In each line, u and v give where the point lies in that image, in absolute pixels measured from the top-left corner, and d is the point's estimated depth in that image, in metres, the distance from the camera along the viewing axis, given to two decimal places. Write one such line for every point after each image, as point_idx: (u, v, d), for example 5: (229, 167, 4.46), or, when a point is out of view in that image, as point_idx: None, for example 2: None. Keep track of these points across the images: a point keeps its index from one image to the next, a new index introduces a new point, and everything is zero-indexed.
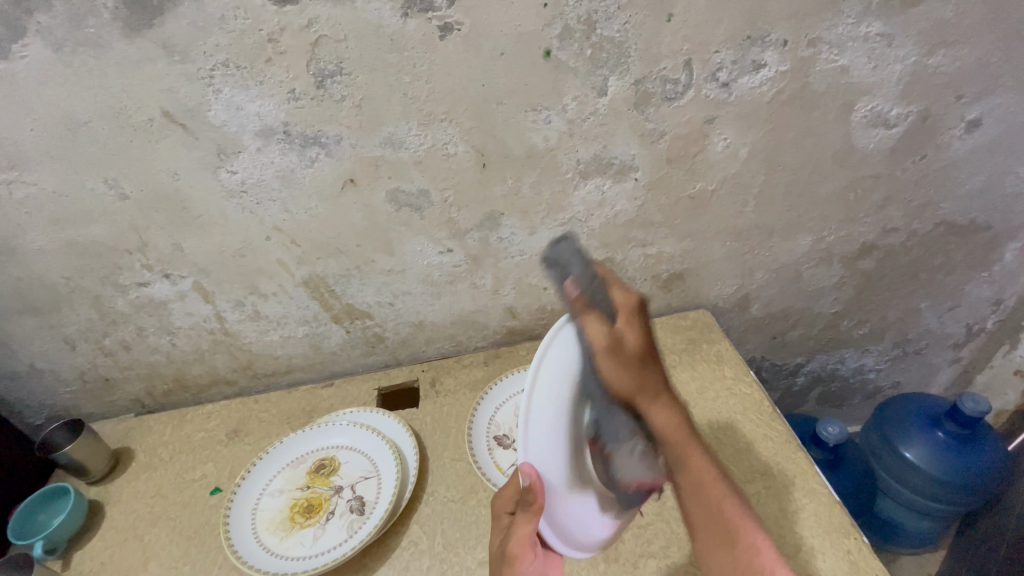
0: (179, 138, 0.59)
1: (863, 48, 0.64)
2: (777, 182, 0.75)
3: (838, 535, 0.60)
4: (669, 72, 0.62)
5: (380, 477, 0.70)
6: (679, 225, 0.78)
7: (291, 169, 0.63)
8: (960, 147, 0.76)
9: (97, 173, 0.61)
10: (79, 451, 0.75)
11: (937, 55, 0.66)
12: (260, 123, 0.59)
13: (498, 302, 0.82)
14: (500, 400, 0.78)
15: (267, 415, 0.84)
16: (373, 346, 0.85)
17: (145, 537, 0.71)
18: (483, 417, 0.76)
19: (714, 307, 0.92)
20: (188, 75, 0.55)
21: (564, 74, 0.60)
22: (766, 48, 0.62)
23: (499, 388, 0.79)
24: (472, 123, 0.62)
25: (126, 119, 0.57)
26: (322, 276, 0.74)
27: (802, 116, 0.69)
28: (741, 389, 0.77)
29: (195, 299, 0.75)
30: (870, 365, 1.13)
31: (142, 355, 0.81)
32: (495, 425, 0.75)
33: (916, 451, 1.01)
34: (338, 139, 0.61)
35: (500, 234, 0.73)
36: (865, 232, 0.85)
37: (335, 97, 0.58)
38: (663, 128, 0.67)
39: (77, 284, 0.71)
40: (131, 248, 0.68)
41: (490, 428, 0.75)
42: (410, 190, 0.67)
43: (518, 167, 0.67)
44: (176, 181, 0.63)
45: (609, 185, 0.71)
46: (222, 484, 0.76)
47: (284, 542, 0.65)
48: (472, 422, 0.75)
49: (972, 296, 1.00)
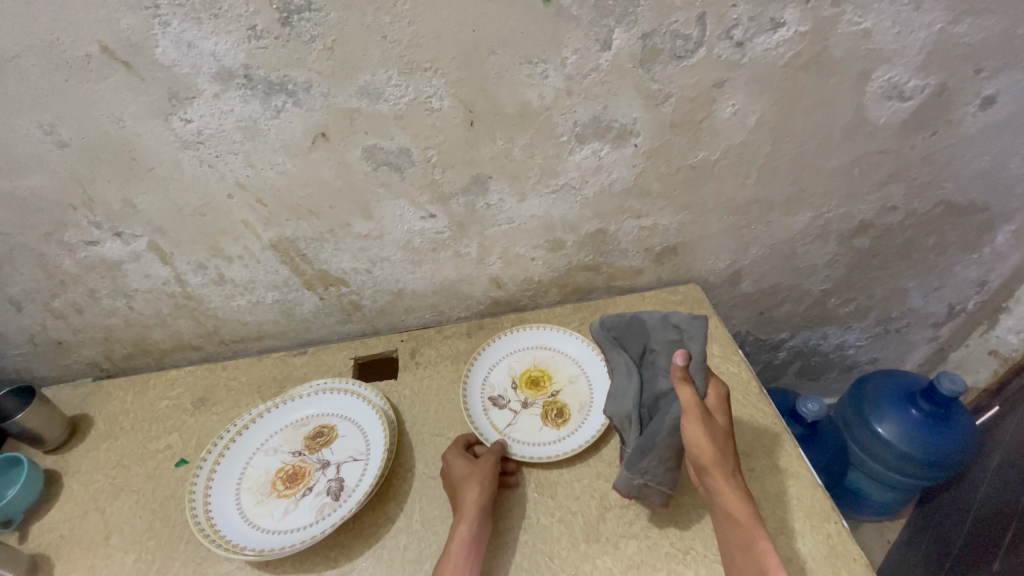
0: (123, 78, 0.52)
1: (890, 10, 0.58)
2: (783, 154, 0.71)
3: (819, 518, 0.60)
4: (679, 27, 0.56)
5: (368, 462, 0.66)
6: (677, 196, 0.73)
7: (254, 119, 0.56)
8: (972, 125, 0.72)
9: (28, 115, 0.53)
10: (31, 419, 0.70)
11: (963, 23, 0.61)
12: (216, 65, 0.52)
13: (483, 272, 0.78)
14: (492, 361, 0.77)
15: (236, 384, 0.80)
16: (349, 313, 0.81)
17: (107, 510, 0.67)
18: (474, 377, 0.74)
19: (704, 282, 0.89)
20: (129, 4, 0.47)
21: (564, 23, 0.54)
22: (788, 4, 0.56)
23: (491, 349, 0.78)
24: (460, 74, 0.56)
25: (58, 54, 0.49)
26: (293, 239, 0.69)
27: (817, 85, 0.64)
28: (729, 367, 0.75)
29: (152, 260, 0.68)
30: (852, 342, 1.13)
31: (97, 318, 0.75)
32: (488, 386, 0.74)
33: (889, 426, 1.03)
34: (307, 87, 0.54)
35: (488, 200, 0.68)
36: (863, 210, 0.82)
37: (303, 37, 0.51)
38: (669, 89, 0.61)
39: (16, 241, 0.64)
40: (76, 204, 0.61)
41: (484, 389, 0.74)
42: (389, 148, 0.61)
43: (509, 127, 0.61)
44: (122, 128, 0.55)
45: (606, 151, 0.66)
46: (188, 455, 0.72)
47: (257, 510, 0.63)
48: (466, 384, 0.73)
49: (959, 278, 0.99)
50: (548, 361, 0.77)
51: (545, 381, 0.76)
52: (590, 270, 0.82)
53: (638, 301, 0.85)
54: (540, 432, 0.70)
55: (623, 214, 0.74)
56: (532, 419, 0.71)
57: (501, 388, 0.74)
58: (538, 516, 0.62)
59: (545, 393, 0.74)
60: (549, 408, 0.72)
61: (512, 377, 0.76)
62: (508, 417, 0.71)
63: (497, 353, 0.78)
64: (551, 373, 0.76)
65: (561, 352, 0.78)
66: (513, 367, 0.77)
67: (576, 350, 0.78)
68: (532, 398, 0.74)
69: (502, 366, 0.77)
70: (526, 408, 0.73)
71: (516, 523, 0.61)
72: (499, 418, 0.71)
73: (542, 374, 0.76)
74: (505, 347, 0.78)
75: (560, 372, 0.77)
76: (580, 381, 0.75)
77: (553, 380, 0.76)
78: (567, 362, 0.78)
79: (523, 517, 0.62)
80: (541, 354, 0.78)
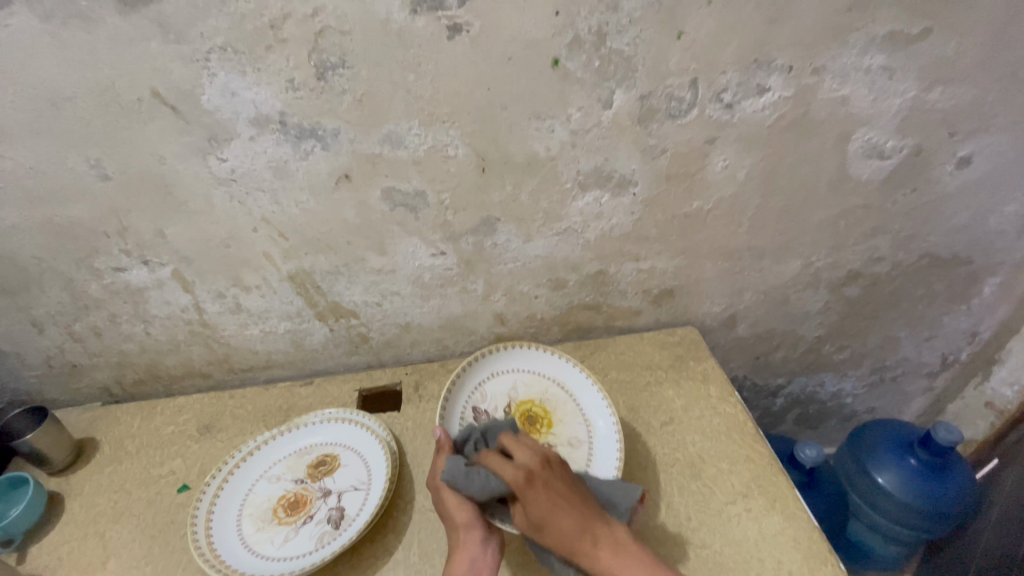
0: (168, 121, 0.57)
1: (865, 80, 0.64)
2: (773, 205, 0.76)
3: (816, 560, 0.60)
4: (675, 90, 0.62)
5: (369, 492, 0.67)
6: (674, 242, 0.77)
7: (284, 160, 0.61)
8: (950, 183, 0.77)
9: (79, 151, 0.58)
10: (41, 439, 0.72)
11: (934, 92, 0.67)
12: (255, 111, 0.57)
13: (488, 308, 0.81)
14: (496, 370, 0.76)
15: (241, 411, 0.81)
16: (356, 346, 0.84)
17: (107, 534, 0.68)
18: (470, 383, 0.74)
19: (701, 325, 0.92)
20: (184, 57, 0.53)
21: (570, 84, 0.60)
22: (772, 72, 0.62)
23: (498, 357, 0.77)
24: (475, 126, 0.61)
25: (113, 97, 0.55)
26: (310, 272, 0.72)
27: (802, 143, 0.69)
28: (725, 408, 0.77)
29: (174, 288, 0.72)
30: (848, 390, 1.15)
31: (114, 342, 0.78)
32: (480, 394, 0.74)
33: (888, 475, 1.03)
34: (336, 134, 0.60)
35: (495, 240, 0.72)
36: (853, 260, 0.86)
37: (336, 90, 0.57)
38: (665, 144, 0.66)
39: (49, 265, 0.67)
40: (110, 232, 0.65)
41: (474, 396, 0.73)
42: (406, 190, 0.65)
43: (517, 174, 0.66)
44: (163, 165, 0.60)
45: (607, 198, 0.71)
46: (191, 481, 0.73)
47: (257, 537, 0.64)
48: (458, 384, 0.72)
49: (949, 328, 1.02)
50: (555, 402, 0.75)
51: (543, 425, 0.73)
52: (590, 309, 0.85)
53: (636, 341, 0.88)
54: None
55: (622, 257, 0.78)
56: None
57: (493, 405, 0.73)
58: (536, 552, 0.62)
59: (536, 436, 0.72)
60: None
61: (509, 402, 0.74)
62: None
63: (511, 374, 0.77)
64: (553, 420, 0.74)
65: (576, 405, 0.75)
66: (516, 393, 0.75)
67: (594, 411, 0.74)
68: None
69: (506, 379, 0.76)
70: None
71: (514, 559, 0.62)
72: None
73: (545, 420, 0.74)
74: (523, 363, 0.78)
75: (563, 425, 0.73)
76: (580, 447, 0.71)
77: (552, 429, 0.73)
78: (577, 419, 0.74)
79: (521, 552, 0.62)
80: (553, 392, 0.76)
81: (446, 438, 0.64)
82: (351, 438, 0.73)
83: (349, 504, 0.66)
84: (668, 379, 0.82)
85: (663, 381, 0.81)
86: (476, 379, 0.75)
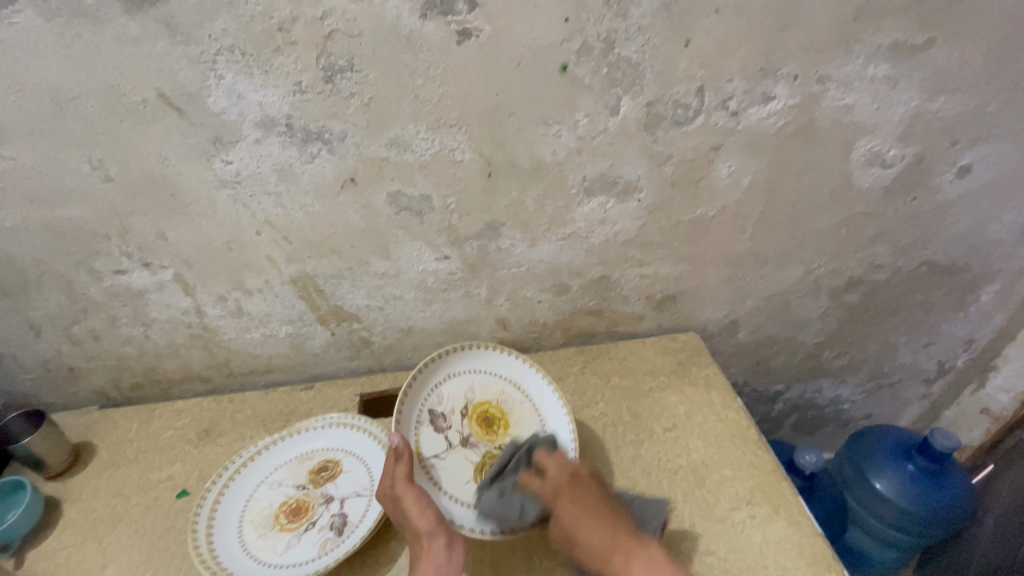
0: (173, 122, 0.57)
1: (869, 89, 0.65)
2: (776, 212, 0.76)
3: (821, 568, 0.60)
4: (681, 97, 0.62)
5: (372, 498, 0.66)
6: (677, 248, 0.78)
7: (290, 163, 0.61)
8: (950, 191, 0.78)
9: (81, 151, 0.57)
10: (37, 444, 0.70)
11: (936, 101, 0.67)
12: (261, 114, 0.57)
13: (491, 313, 0.81)
14: (453, 369, 0.74)
15: (241, 416, 0.80)
16: (357, 349, 0.83)
17: (104, 540, 0.67)
18: (427, 384, 0.71)
19: (702, 330, 0.92)
20: (190, 58, 0.53)
21: (578, 90, 0.60)
22: (778, 81, 0.63)
23: (453, 354, 0.74)
24: (482, 131, 0.61)
25: (118, 98, 0.54)
26: (313, 275, 0.72)
27: (805, 151, 0.70)
28: (728, 415, 0.77)
29: (175, 290, 0.71)
30: (846, 396, 1.15)
31: (112, 345, 0.77)
32: (436, 396, 0.71)
33: (886, 482, 1.03)
34: (342, 137, 0.59)
35: (500, 245, 0.72)
36: (853, 267, 0.87)
37: (343, 93, 0.56)
38: (670, 150, 0.67)
39: (48, 267, 0.66)
40: (111, 234, 0.64)
41: (429, 399, 0.71)
42: (412, 194, 0.65)
43: (523, 179, 0.66)
44: (166, 167, 0.60)
45: (612, 204, 0.71)
46: (190, 487, 0.72)
47: (258, 543, 0.63)
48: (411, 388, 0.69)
49: (947, 335, 1.03)
50: (512, 403, 0.73)
51: (501, 427, 0.72)
52: (592, 314, 0.85)
53: (639, 347, 0.88)
54: (464, 487, 0.66)
55: (626, 262, 0.78)
56: (462, 463, 0.68)
57: (449, 408, 0.71)
58: (542, 558, 0.62)
59: (493, 438, 0.71)
60: (488, 463, 0.69)
61: (466, 400, 0.72)
62: (442, 448, 0.69)
63: (470, 373, 0.74)
64: (510, 421, 0.72)
65: (532, 405, 0.74)
66: (474, 394, 0.73)
67: (550, 411, 0.73)
68: (478, 440, 0.70)
69: (463, 379, 0.74)
70: (464, 447, 0.70)
71: (519, 566, 0.61)
72: (427, 441, 0.68)
73: (502, 419, 0.73)
74: (477, 361, 0.75)
75: (520, 426, 0.72)
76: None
77: (509, 431, 0.72)
78: (533, 421, 0.73)
79: (526, 559, 0.62)
80: (509, 392, 0.74)
81: (404, 446, 0.62)
82: (354, 444, 0.72)
83: (352, 511, 0.65)
84: (670, 385, 0.82)
85: (666, 387, 0.81)
86: (433, 377, 0.72)
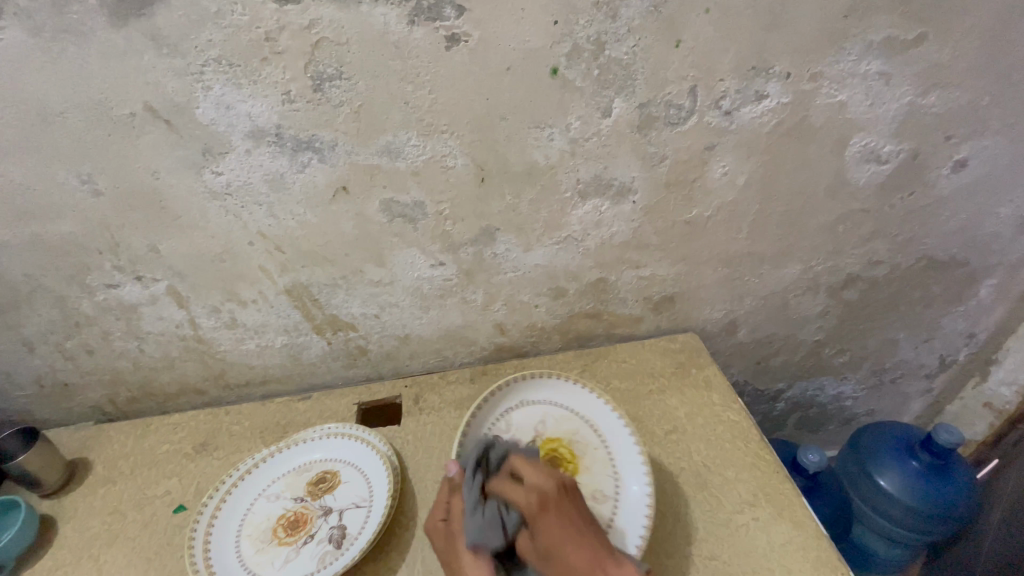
0: (162, 135, 0.56)
1: (861, 85, 0.65)
2: (772, 211, 0.75)
3: (826, 569, 0.60)
4: (673, 98, 0.62)
5: (370, 509, 0.65)
6: (673, 249, 0.77)
7: (280, 173, 0.60)
8: (947, 186, 0.78)
9: (69, 166, 0.57)
10: (32, 462, 0.70)
11: (930, 96, 0.67)
12: (250, 124, 0.56)
13: (488, 318, 0.80)
14: (528, 400, 0.74)
15: (238, 428, 0.79)
16: (354, 358, 0.82)
17: (101, 558, 0.66)
18: (495, 411, 0.72)
19: (701, 331, 0.91)
20: (177, 70, 0.52)
21: (569, 93, 0.59)
22: (770, 79, 0.62)
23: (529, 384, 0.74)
24: (473, 137, 0.61)
25: (105, 112, 0.54)
26: (307, 285, 0.71)
27: (800, 149, 0.69)
28: (729, 416, 0.76)
29: (168, 304, 0.71)
30: (847, 393, 1.15)
31: (106, 360, 0.76)
32: (505, 424, 0.71)
33: (890, 479, 1.03)
34: (333, 146, 0.59)
35: (495, 250, 0.72)
36: (851, 264, 0.86)
37: (333, 102, 0.56)
38: (664, 152, 0.66)
39: (40, 283, 0.66)
40: (102, 248, 0.64)
41: (497, 425, 0.71)
42: (405, 202, 0.65)
43: (517, 183, 0.66)
44: (156, 179, 0.59)
45: (607, 207, 0.70)
46: (187, 501, 0.71)
47: (257, 558, 0.62)
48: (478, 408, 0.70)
49: (947, 330, 1.02)
50: (586, 446, 0.70)
51: (568, 471, 0.68)
52: (590, 317, 0.84)
53: (638, 349, 0.87)
54: None
55: (622, 264, 0.78)
56: None
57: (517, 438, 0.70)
58: None
59: None
60: None
61: (536, 436, 0.70)
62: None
63: (539, 407, 0.73)
64: (579, 467, 0.68)
65: (606, 451, 0.69)
66: (543, 428, 0.71)
67: (627, 466, 0.67)
68: None
69: (535, 411, 0.73)
70: None
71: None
72: None
73: (571, 466, 0.68)
74: (551, 396, 0.74)
75: (590, 475, 0.67)
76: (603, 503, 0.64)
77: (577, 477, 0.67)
78: (606, 470, 0.68)
79: None
80: (583, 433, 0.71)
81: (461, 476, 0.59)
82: (351, 455, 0.72)
83: (352, 524, 0.64)
84: (670, 387, 0.81)
85: (666, 389, 0.81)
86: (501, 407, 0.72)
